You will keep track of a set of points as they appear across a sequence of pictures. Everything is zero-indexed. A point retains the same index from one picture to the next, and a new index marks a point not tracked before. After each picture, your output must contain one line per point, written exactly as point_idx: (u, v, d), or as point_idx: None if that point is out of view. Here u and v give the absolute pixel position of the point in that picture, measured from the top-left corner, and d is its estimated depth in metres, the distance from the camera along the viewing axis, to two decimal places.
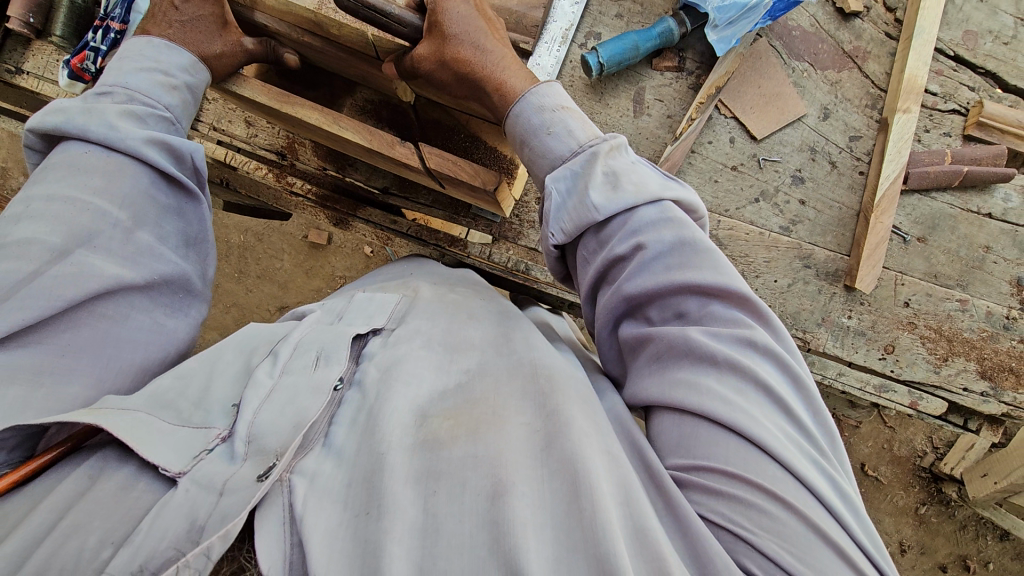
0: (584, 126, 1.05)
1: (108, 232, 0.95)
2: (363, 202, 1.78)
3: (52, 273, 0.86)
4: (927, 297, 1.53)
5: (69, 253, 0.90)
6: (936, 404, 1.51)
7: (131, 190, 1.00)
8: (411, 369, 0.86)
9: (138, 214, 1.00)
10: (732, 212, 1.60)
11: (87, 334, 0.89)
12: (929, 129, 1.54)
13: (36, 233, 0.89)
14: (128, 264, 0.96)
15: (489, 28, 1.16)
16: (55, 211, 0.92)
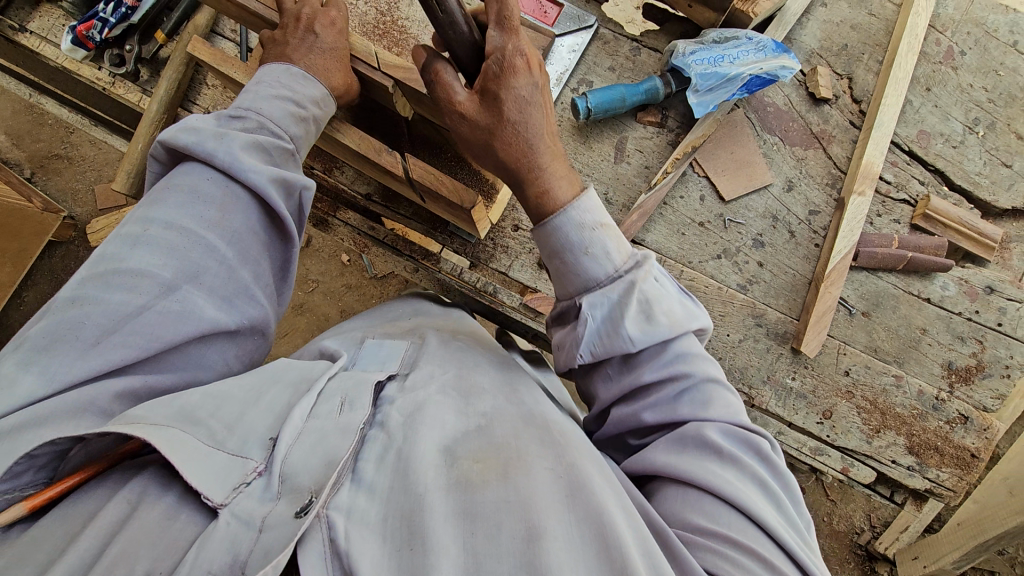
0: (618, 246, 1.11)
1: (213, 267, 1.14)
2: (344, 205, 1.81)
3: (159, 308, 1.05)
4: (865, 369, 1.62)
5: (173, 284, 1.08)
6: (866, 473, 1.60)
7: (240, 226, 1.21)
8: (433, 413, 0.98)
9: (241, 251, 1.20)
10: (695, 264, 1.69)
11: (173, 358, 1.09)
12: (880, 215, 1.65)
13: (152, 261, 1.08)
14: (224, 305, 1.15)
15: (545, 109, 1.18)
16: (172, 241, 1.11)
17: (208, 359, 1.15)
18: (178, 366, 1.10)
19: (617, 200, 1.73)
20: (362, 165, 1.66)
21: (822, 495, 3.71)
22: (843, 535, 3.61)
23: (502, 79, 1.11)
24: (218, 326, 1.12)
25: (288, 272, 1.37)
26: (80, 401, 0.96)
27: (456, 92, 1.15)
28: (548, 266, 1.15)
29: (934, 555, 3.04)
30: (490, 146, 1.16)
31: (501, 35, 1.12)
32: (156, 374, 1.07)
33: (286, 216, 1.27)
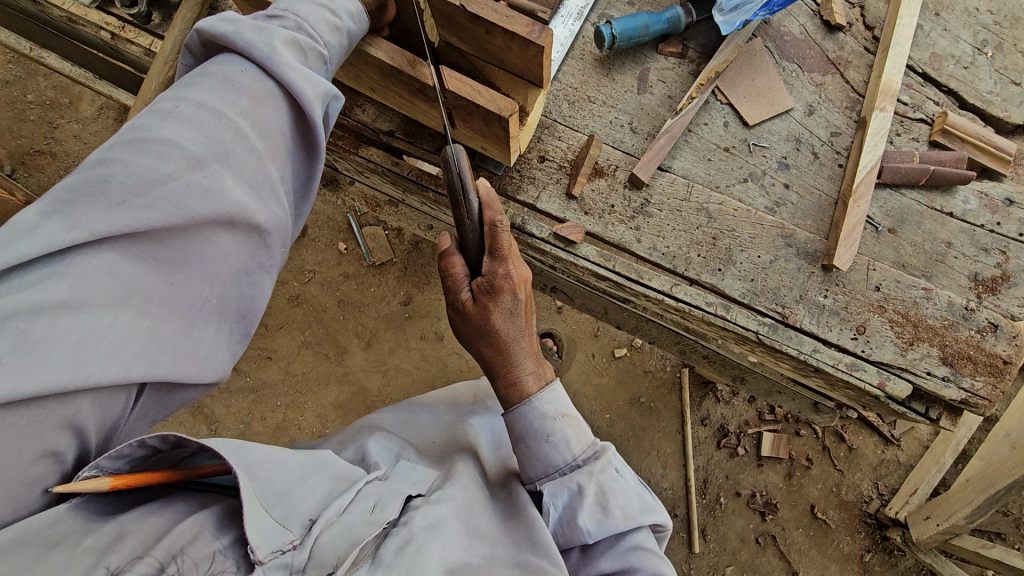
0: (577, 434, 1.44)
1: (244, 152, 1.16)
2: (366, 143, 1.78)
3: (188, 179, 1.07)
4: (895, 283, 1.64)
5: (205, 160, 1.11)
6: (901, 387, 1.56)
7: (272, 123, 1.23)
8: (445, 536, 1.22)
9: (268, 145, 1.22)
10: (723, 188, 1.71)
11: (199, 241, 1.10)
12: (900, 133, 1.72)
13: (183, 133, 1.11)
14: (251, 191, 1.17)
15: (524, 311, 1.49)
16: (204, 119, 1.14)
17: (233, 253, 1.16)
18: (205, 255, 1.12)
19: (642, 129, 1.74)
20: (387, 96, 1.65)
21: (831, 464, 3.59)
22: (854, 506, 3.53)
23: (492, 296, 1.43)
24: (247, 213, 1.14)
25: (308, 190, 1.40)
26: (118, 272, 1.00)
27: (462, 292, 1.47)
28: (518, 443, 1.48)
29: (946, 512, 3.00)
30: (478, 335, 1.49)
31: (492, 262, 1.41)
32: (183, 258, 1.09)
33: (315, 123, 1.30)
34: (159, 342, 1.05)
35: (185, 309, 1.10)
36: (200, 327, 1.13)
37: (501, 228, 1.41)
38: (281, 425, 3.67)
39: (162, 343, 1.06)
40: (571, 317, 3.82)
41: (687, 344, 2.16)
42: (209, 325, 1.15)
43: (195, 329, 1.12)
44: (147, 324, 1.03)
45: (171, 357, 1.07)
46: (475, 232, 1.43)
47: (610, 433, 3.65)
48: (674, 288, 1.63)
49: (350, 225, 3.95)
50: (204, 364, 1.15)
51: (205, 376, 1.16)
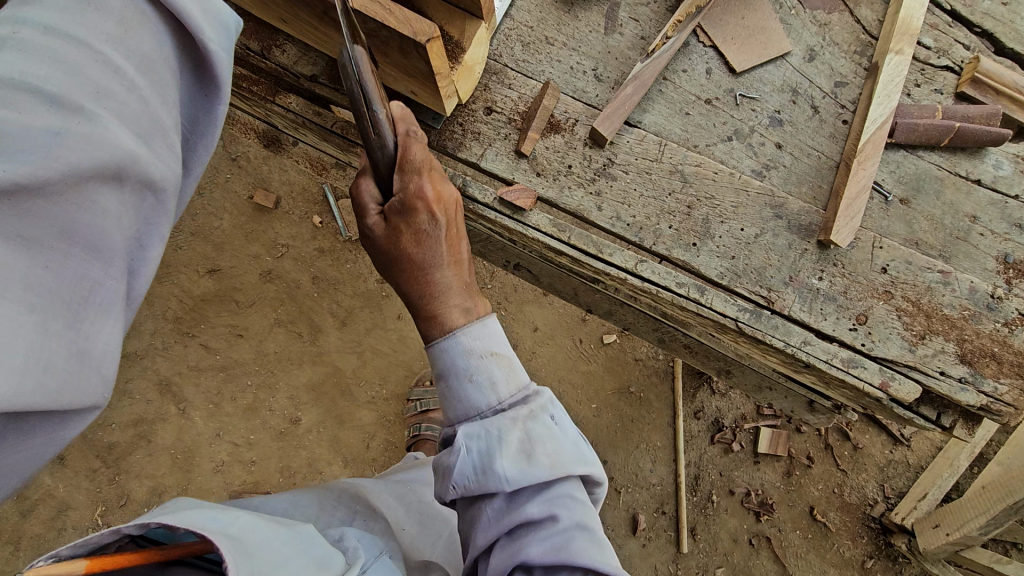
0: (507, 377, 1.16)
1: (122, 90, 0.81)
2: (288, 90, 1.55)
3: (52, 131, 0.74)
4: (906, 265, 1.36)
5: (65, 102, 0.75)
6: (908, 388, 1.29)
7: (155, 52, 0.86)
8: None
9: (156, 82, 0.86)
10: (701, 148, 1.43)
11: (72, 212, 0.77)
12: (919, 84, 1.42)
13: (32, 68, 0.75)
14: (142, 140, 0.83)
15: (450, 253, 1.20)
16: (58, 49, 0.77)
17: (122, 224, 0.84)
18: (85, 231, 0.79)
19: (607, 77, 1.47)
20: (304, 31, 1.40)
21: (832, 463, 3.33)
22: (857, 509, 3.26)
23: (405, 216, 1.16)
24: (139, 167, 0.81)
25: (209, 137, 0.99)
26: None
27: (369, 216, 1.20)
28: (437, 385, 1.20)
29: (958, 521, 2.73)
30: (394, 268, 1.21)
31: (400, 177, 1.15)
32: (50, 240, 0.76)
33: (215, 51, 0.92)
34: (36, 353, 0.74)
35: (67, 305, 0.78)
36: (93, 322, 0.82)
37: (416, 138, 1.18)
38: (252, 406, 3.36)
39: (44, 352, 0.75)
40: (558, 300, 3.55)
41: (666, 332, 1.92)
42: (108, 318, 0.84)
43: (87, 326, 0.81)
44: (20, 328, 0.72)
45: (61, 366, 0.77)
46: (388, 153, 1.14)
47: (596, 423, 3.40)
48: (639, 265, 1.36)
49: (326, 196, 3.63)
50: (102, 368, 0.84)
51: (99, 390, 0.85)
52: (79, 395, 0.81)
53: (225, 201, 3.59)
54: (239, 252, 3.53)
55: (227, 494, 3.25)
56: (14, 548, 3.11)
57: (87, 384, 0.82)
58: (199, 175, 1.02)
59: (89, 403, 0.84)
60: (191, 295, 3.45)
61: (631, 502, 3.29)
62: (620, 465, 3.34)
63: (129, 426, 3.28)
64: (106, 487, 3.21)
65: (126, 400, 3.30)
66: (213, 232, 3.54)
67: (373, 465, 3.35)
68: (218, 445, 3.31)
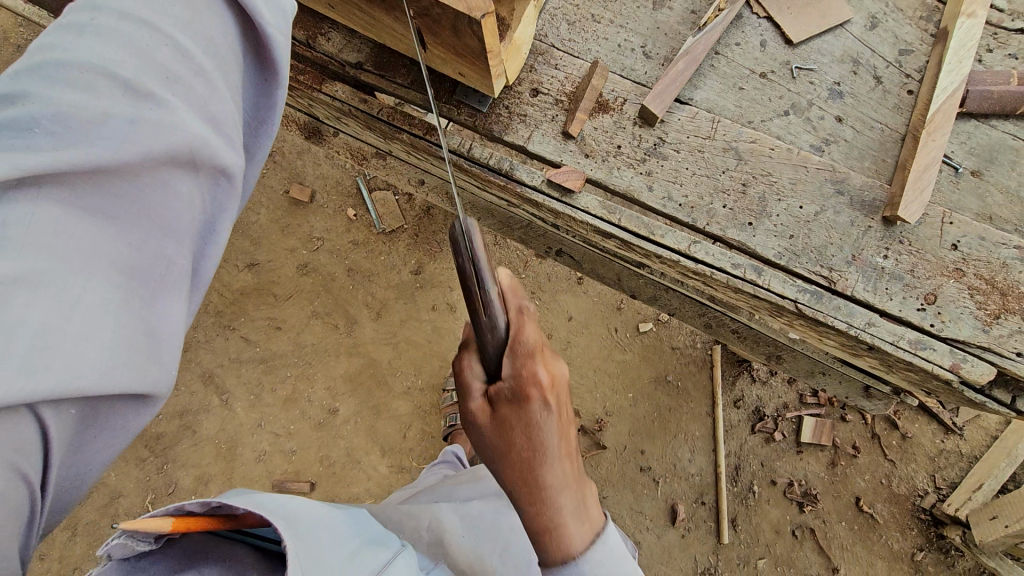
0: None
1: (190, 75, 0.80)
2: (331, 78, 1.56)
3: (128, 116, 0.75)
4: (979, 241, 1.29)
5: (138, 86, 0.76)
6: (981, 369, 1.23)
7: (219, 37, 0.85)
8: None
9: (221, 67, 0.85)
10: (756, 124, 1.39)
11: (147, 192, 0.78)
12: (992, 49, 1.37)
13: (108, 54, 0.76)
14: (210, 124, 0.82)
15: (558, 425, 1.20)
16: (129, 34, 0.78)
17: (193, 205, 0.83)
18: (162, 211, 0.79)
19: (657, 53, 1.44)
20: (350, 15, 1.39)
21: (880, 453, 3.22)
22: (907, 501, 3.16)
23: (518, 409, 1.15)
24: (210, 152, 0.81)
25: (271, 122, 0.97)
26: (49, 245, 0.70)
27: (473, 400, 1.21)
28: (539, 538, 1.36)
29: (1018, 513, 2.61)
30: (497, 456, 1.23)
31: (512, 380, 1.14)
32: (130, 219, 0.77)
33: (273, 34, 0.90)
34: (121, 329, 0.75)
35: (146, 284, 0.78)
36: (167, 303, 0.81)
37: (529, 315, 1.22)
38: (292, 397, 3.42)
39: (126, 328, 0.75)
40: (593, 289, 3.50)
41: (713, 317, 1.88)
42: (179, 300, 0.83)
43: (161, 306, 0.81)
44: (106, 305, 0.73)
45: (142, 342, 0.77)
46: (499, 336, 1.16)
47: (633, 413, 3.36)
48: (692, 247, 1.33)
49: (360, 189, 3.65)
50: (176, 349, 0.83)
51: (174, 372, 0.84)
52: (154, 378, 0.80)
53: (262, 196, 3.65)
54: (276, 247, 3.58)
55: (270, 482, 3.32)
56: (72, 533, 3.25)
57: (162, 365, 0.81)
58: (262, 162, 1.00)
59: (161, 385, 0.82)
60: (232, 290, 3.52)
61: (669, 493, 3.24)
62: (658, 455, 3.29)
63: (176, 416, 3.38)
64: (155, 475, 3.32)
65: (172, 391, 3.42)
66: (251, 227, 3.60)
67: (409, 455, 3.38)
68: (261, 435, 3.38)
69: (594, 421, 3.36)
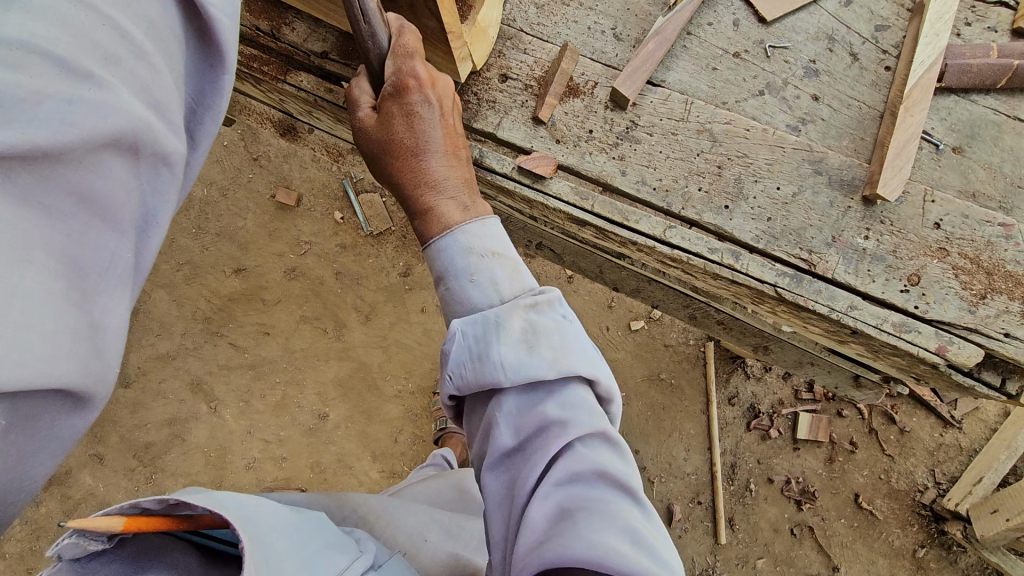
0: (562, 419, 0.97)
1: (131, 57, 0.74)
2: (298, 69, 1.53)
3: (71, 99, 0.67)
4: (962, 219, 1.25)
5: (76, 66, 0.68)
6: (969, 351, 1.18)
7: (158, 19, 0.78)
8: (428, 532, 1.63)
9: (161, 50, 0.79)
10: (730, 104, 1.35)
11: (88, 182, 0.72)
12: (971, 22, 1.33)
13: (40, 31, 0.66)
14: (150, 110, 0.77)
15: None
16: (65, 9, 0.69)
17: (132, 194, 0.78)
18: (102, 201, 0.74)
19: (628, 35, 1.40)
20: (312, 3, 1.36)
21: (878, 448, 3.16)
22: (907, 497, 3.10)
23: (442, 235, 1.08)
24: (152, 139, 0.76)
25: (217, 109, 0.91)
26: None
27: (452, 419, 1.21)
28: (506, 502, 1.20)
29: (1018, 506, 2.56)
30: None
31: None
32: (69, 209, 0.71)
33: (218, 19, 0.85)
34: (63, 322, 0.70)
35: (84, 276, 0.73)
36: (105, 296, 0.77)
37: None
38: (281, 403, 3.37)
39: (71, 321, 0.71)
40: (584, 288, 3.45)
41: (698, 308, 1.83)
42: (120, 293, 0.79)
43: (101, 298, 0.76)
44: (45, 299, 0.67)
45: (83, 335, 0.73)
46: None
47: (626, 412, 3.30)
48: (668, 232, 1.29)
49: (346, 191, 3.61)
50: (117, 345, 0.79)
51: (113, 367, 0.80)
52: (93, 372, 0.75)
53: (248, 201, 3.62)
54: (263, 251, 3.55)
55: (259, 490, 3.26)
56: None
57: (102, 357, 0.77)
58: (207, 150, 0.94)
59: (100, 380, 0.78)
60: (219, 295, 3.48)
61: (665, 492, 3.19)
62: (652, 454, 3.24)
63: (164, 425, 3.34)
64: (144, 485, 3.26)
65: (160, 399, 3.37)
66: (238, 232, 3.57)
67: (401, 459, 3.33)
68: (249, 443, 3.33)
69: None
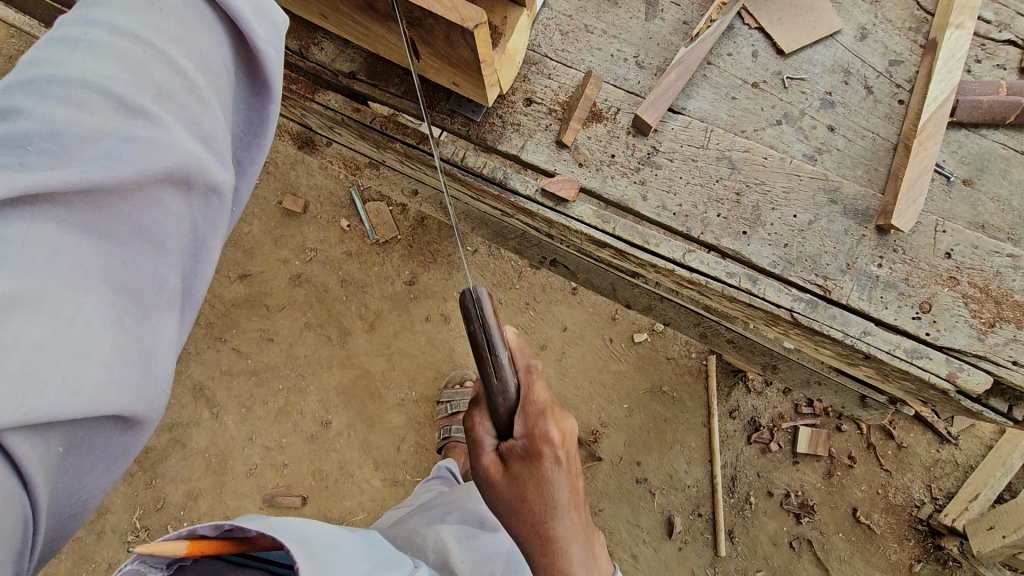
0: None
1: (183, 92, 0.77)
2: (325, 87, 1.56)
3: (124, 134, 0.71)
4: (972, 250, 1.30)
5: (134, 104, 0.73)
6: (979, 378, 1.22)
7: (210, 54, 0.81)
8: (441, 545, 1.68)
9: (213, 83, 0.82)
10: (749, 133, 1.39)
11: (140, 212, 0.74)
12: (981, 59, 1.39)
13: (100, 70, 0.72)
14: (202, 142, 0.79)
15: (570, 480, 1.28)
16: (123, 50, 0.74)
17: (183, 222, 0.79)
18: (156, 230, 0.76)
19: (649, 64, 1.45)
20: (343, 26, 1.39)
21: (876, 463, 3.21)
22: (904, 512, 3.14)
23: None
24: (203, 170, 0.77)
25: (263, 137, 0.92)
26: (44, 266, 0.66)
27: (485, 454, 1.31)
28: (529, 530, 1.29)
29: (1014, 523, 2.60)
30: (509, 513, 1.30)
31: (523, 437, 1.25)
32: (123, 238, 0.73)
33: (267, 51, 0.86)
34: (118, 348, 0.71)
35: (137, 304, 0.74)
36: (159, 323, 0.77)
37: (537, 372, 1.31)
38: (284, 409, 3.38)
39: (124, 347, 0.72)
40: (588, 299, 3.48)
41: (708, 326, 1.87)
42: (171, 318, 0.79)
43: (155, 325, 0.77)
44: (99, 324, 0.69)
45: (137, 362, 0.74)
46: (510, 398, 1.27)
47: (628, 424, 3.33)
48: (687, 256, 1.32)
49: (353, 200, 3.63)
50: (170, 370, 0.80)
51: (165, 392, 0.80)
52: (148, 398, 0.76)
53: (255, 207, 3.63)
54: (269, 258, 3.56)
55: (261, 497, 3.26)
56: (58, 551, 3.18)
57: (155, 384, 0.77)
58: (256, 178, 0.95)
59: (152, 406, 0.78)
60: (224, 301, 3.49)
61: (666, 504, 3.21)
62: (654, 466, 3.27)
63: (166, 430, 3.33)
64: (144, 490, 3.25)
65: None
66: (244, 238, 3.58)
67: (403, 468, 3.34)
68: (251, 449, 3.33)
69: (589, 433, 3.33)
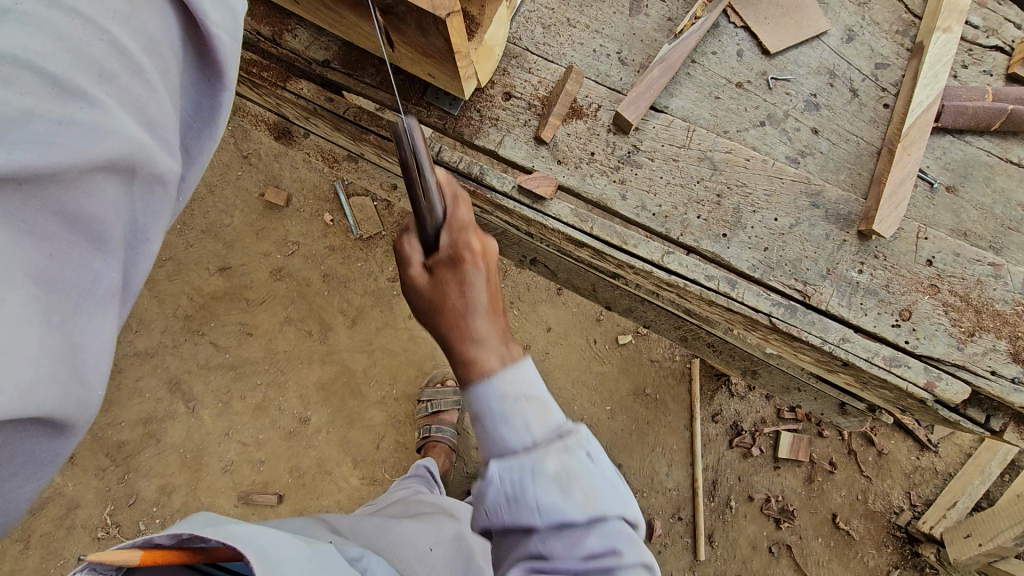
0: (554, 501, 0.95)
1: (126, 73, 0.71)
2: (298, 75, 1.50)
3: (57, 117, 0.65)
4: (953, 258, 1.28)
5: (69, 84, 0.66)
6: (955, 389, 1.19)
7: (157, 35, 0.76)
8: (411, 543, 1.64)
9: (159, 65, 0.76)
10: (732, 133, 1.36)
11: (75, 202, 0.68)
12: (967, 65, 1.37)
13: (34, 44, 0.65)
14: (145, 130, 0.74)
15: None
16: (61, 23, 0.67)
17: (122, 214, 0.74)
18: (91, 222, 0.71)
19: (633, 60, 1.41)
20: (316, 11, 1.34)
21: (856, 469, 3.21)
22: (883, 518, 3.14)
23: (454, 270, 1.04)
24: (147, 159, 0.73)
25: (215, 126, 0.88)
26: None
27: None
28: None
29: (989, 531, 2.61)
30: None
31: None
32: (54, 229, 0.68)
33: (220, 36, 0.82)
34: (45, 348, 0.66)
35: (66, 300, 0.69)
36: (92, 320, 0.73)
37: None
38: (262, 406, 3.31)
39: (54, 346, 0.67)
40: (572, 300, 3.45)
41: (688, 330, 1.84)
42: (106, 316, 0.75)
43: (86, 323, 0.72)
44: (25, 321, 0.64)
45: (66, 362, 0.69)
46: None
47: (610, 426, 3.31)
48: (666, 257, 1.28)
49: (337, 193, 3.56)
50: (104, 367, 0.76)
51: (98, 392, 0.76)
52: (76, 398, 0.72)
53: (236, 199, 3.55)
54: (250, 250, 3.49)
55: (235, 494, 3.19)
56: (24, 546, 3.09)
57: (85, 384, 0.73)
58: (204, 167, 0.90)
59: (81, 408, 0.74)
60: (202, 294, 3.42)
61: (647, 507, 3.19)
62: (635, 469, 3.24)
63: (139, 424, 3.25)
64: (115, 486, 3.17)
65: (136, 398, 3.29)
66: (224, 230, 3.51)
67: (381, 466, 3.28)
68: (227, 445, 3.26)
69: None
